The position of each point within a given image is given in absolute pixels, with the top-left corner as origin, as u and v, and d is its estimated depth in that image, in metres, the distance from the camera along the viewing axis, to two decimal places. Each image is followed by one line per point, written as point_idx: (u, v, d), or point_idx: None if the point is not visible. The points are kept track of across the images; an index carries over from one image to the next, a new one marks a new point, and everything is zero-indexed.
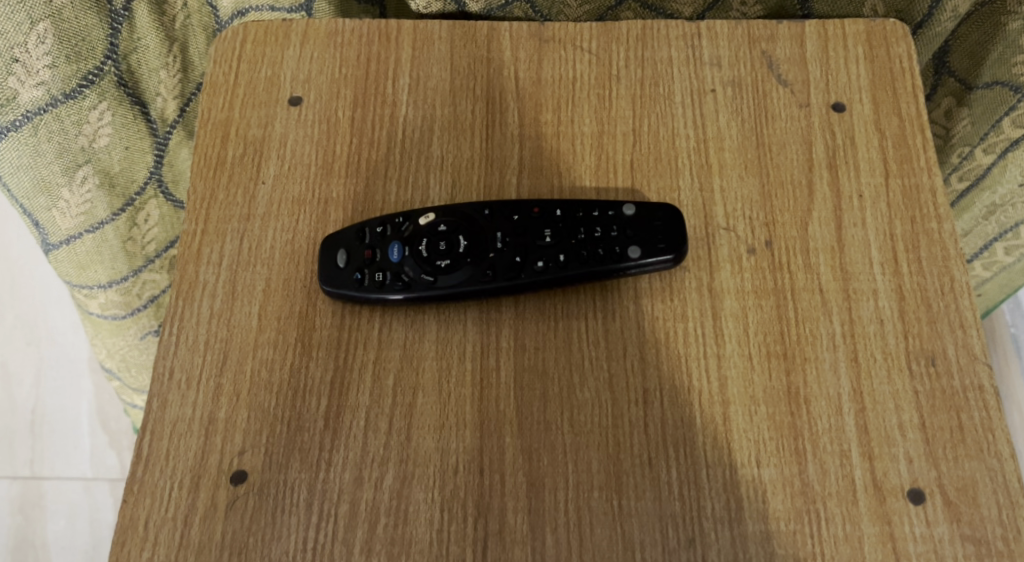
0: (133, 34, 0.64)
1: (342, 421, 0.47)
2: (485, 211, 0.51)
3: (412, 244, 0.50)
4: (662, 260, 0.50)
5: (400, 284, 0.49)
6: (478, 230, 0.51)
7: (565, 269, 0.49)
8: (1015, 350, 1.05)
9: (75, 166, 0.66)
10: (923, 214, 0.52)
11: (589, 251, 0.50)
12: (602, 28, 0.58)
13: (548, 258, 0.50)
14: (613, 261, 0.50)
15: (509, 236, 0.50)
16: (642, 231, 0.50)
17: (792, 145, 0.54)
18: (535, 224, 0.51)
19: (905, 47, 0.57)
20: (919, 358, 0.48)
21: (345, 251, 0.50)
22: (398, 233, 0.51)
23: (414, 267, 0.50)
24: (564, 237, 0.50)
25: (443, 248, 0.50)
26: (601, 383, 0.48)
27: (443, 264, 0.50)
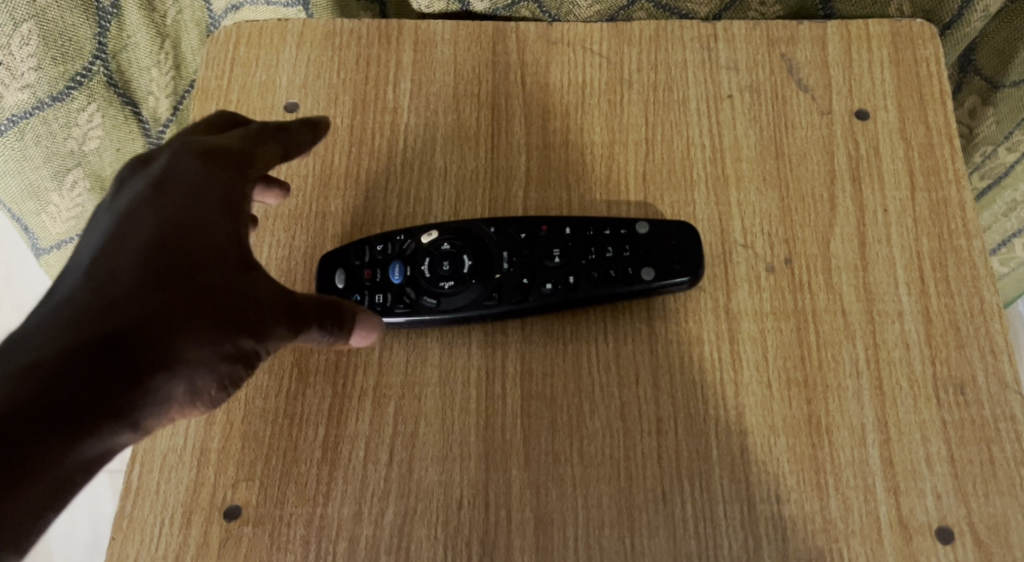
0: (122, 32, 0.60)
1: (340, 451, 0.45)
2: (490, 229, 0.48)
3: (413, 263, 0.48)
4: (678, 282, 0.47)
5: (401, 307, 0.47)
6: (482, 249, 0.48)
7: (576, 291, 0.47)
8: None
9: (65, 169, 0.64)
10: (951, 231, 0.49)
11: (599, 272, 0.47)
12: (613, 29, 0.55)
13: (556, 279, 0.47)
14: (626, 284, 0.47)
15: (516, 256, 0.48)
16: (656, 251, 0.48)
17: (813, 155, 0.52)
18: (543, 242, 0.48)
19: (932, 50, 0.54)
20: (947, 386, 0.46)
21: (344, 272, 0.48)
22: (399, 251, 0.48)
23: (416, 288, 0.47)
24: (574, 257, 0.48)
25: (446, 268, 0.48)
26: (612, 412, 0.46)
27: (446, 285, 0.47)
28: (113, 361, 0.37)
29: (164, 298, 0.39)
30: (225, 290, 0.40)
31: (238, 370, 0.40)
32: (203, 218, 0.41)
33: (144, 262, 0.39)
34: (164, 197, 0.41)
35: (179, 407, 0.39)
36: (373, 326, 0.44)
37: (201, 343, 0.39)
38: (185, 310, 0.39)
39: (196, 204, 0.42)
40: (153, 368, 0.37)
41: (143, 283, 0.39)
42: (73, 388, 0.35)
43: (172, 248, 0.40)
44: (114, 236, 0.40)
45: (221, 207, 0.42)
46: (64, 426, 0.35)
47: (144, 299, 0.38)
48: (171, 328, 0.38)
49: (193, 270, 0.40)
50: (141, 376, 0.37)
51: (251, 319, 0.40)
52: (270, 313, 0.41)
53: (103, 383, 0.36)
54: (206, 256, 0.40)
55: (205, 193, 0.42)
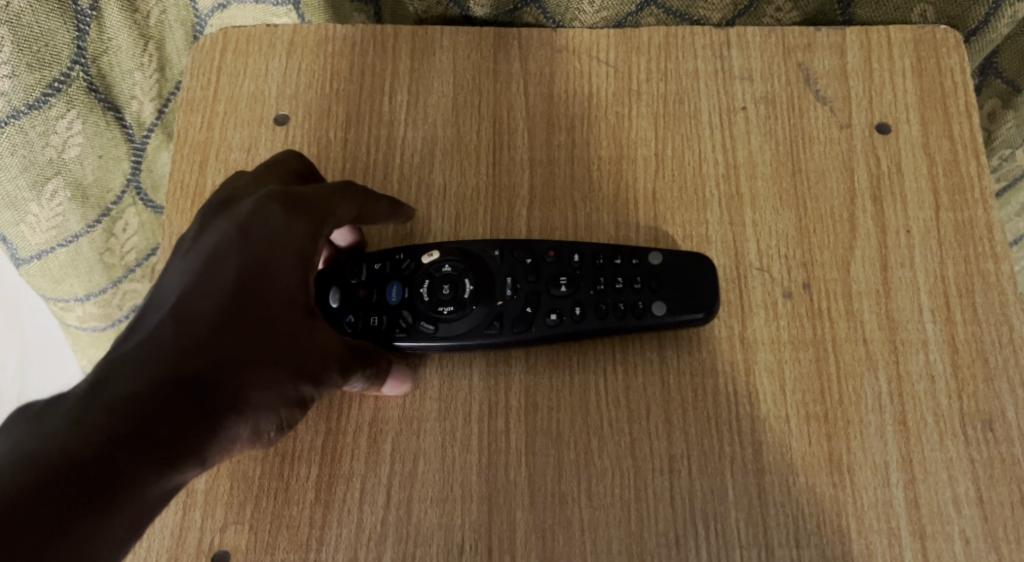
0: (102, 35, 0.57)
1: (335, 492, 0.43)
2: (495, 253, 0.46)
3: (412, 285, 0.45)
4: (694, 317, 0.44)
5: (397, 332, 0.45)
6: (485, 273, 0.45)
7: (582, 323, 0.44)
8: None
9: (44, 179, 0.61)
10: (978, 254, 0.47)
11: (607, 303, 0.45)
12: (620, 36, 0.53)
13: (562, 309, 0.45)
14: (635, 318, 0.44)
15: (520, 282, 0.45)
16: (668, 285, 0.45)
17: (832, 172, 0.49)
18: (550, 269, 0.45)
19: (957, 58, 0.51)
20: (975, 422, 0.43)
21: (338, 290, 0.45)
22: (397, 271, 0.46)
23: (412, 311, 0.45)
24: (582, 287, 0.45)
25: (446, 292, 0.45)
26: (621, 449, 0.43)
27: (446, 312, 0.45)
28: (196, 400, 0.37)
29: (243, 345, 0.39)
30: (294, 340, 0.40)
31: (295, 412, 0.41)
32: (282, 264, 0.41)
33: (225, 304, 0.39)
34: (248, 241, 0.40)
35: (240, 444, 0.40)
36: (406, 381, 0.44)
37: (268, 388, 0.39)
38: (261, 357, 0.39)
39: (278, 252, 0.41)
40: (227, 409, 0.38)
41: (225, 326, 0.39)
42: (161, 423, 0.36)
43: (253, 295, 0.40)
44: (196, 275, 0.39)
45: (294, 270, 0.41)
46: (153, 460, 0.35)
47: (225, 343, 0.38)
48: (246, 373, 0.39)
49: (270, 318, 0.40)
50: (218, 415, 0.38)
51: (313, 367, 0.41)
52: (329, 362, 0.42)
53: (187, 421, 0.37)
54: (282, 305, 0.40)
55: (286, 243, 0.41)
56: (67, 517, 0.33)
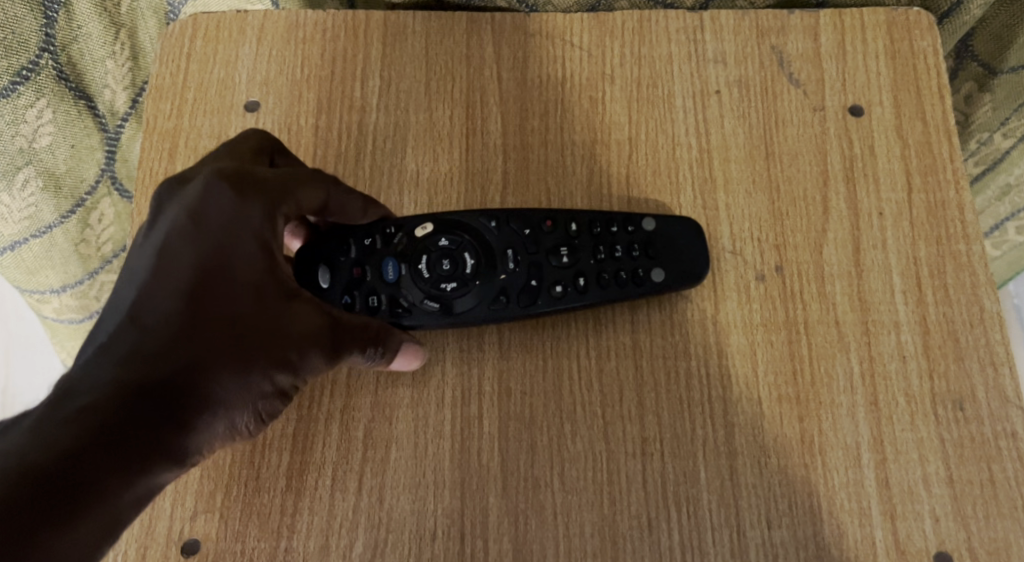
0: (72, 23, 0.56)
1: (306, 480, 0.43)
2: (490, 224, 0.45)
3: (409, 261, 0.45)
4: (679, 286, 0.45)
5: (399, 311, 0.44)
6: (484, 246, 0.45)
7: (587, 293, 0.45)
8: (1019, 321, 0.96)
9: (14, 169, 0.60)
10: (950, 234, 0.47)
11: (608, 272, 0.45)
12: (594, 20, 0.53)
13: (565, 281, 0.45)
14: (636, 288, 0.45)
15: (521, 254, 0.45)
16: (665, 251, 0.46)
17: (804, 155, 0.49)
18: (549, 239, 0.45)
19: (930, 40, 0.51)
20: (945, 402, 0.43)
21: (329, 270, 0.45)
22: (389, 246, 0.45)
23: (412, 288, 0.44)
24: (580, 254, 0.45)
25: (446, 268, 0.45)
26: (594, 433, 0.43)
27: (447, 288, 0.44)
28: (163, 405, 0.37)
29: (208, 341, 0.38)
30: (263, 329, 0.40)
31: (274, 405, 0.41)
32: (238, 252, 0.40)
33: (189, 299, 0.39)
34: (203, 231, 0.40)
35: (222, 443, 0.40)
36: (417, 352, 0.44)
37: (240, 384, 0.39)
38: (227, 353, 0.39)
39: (235, 237, 0.40)
40: (197, 412, 0.38)
41: (190, 323, 0.38)
42: (129, 430, 0.36)
43: (211, 288, 0.39)
44: (154, 272, 0.39)
45: (257, 257, 0.40)
46: (122, 468, 0.35)
47: (192, 341, 0.38)
48: (215, 369, 0.38)
49: (234, 310, 0.39)
50: (188, 416, 0.38)
51: (286, 355, 0.40)
52: (308, 349, 0.41)
53: (158, 424, 0.36)
54: (245, 295, 0.40)
55: (241, 226, 0.40)
56: (29, 533, 0.32)
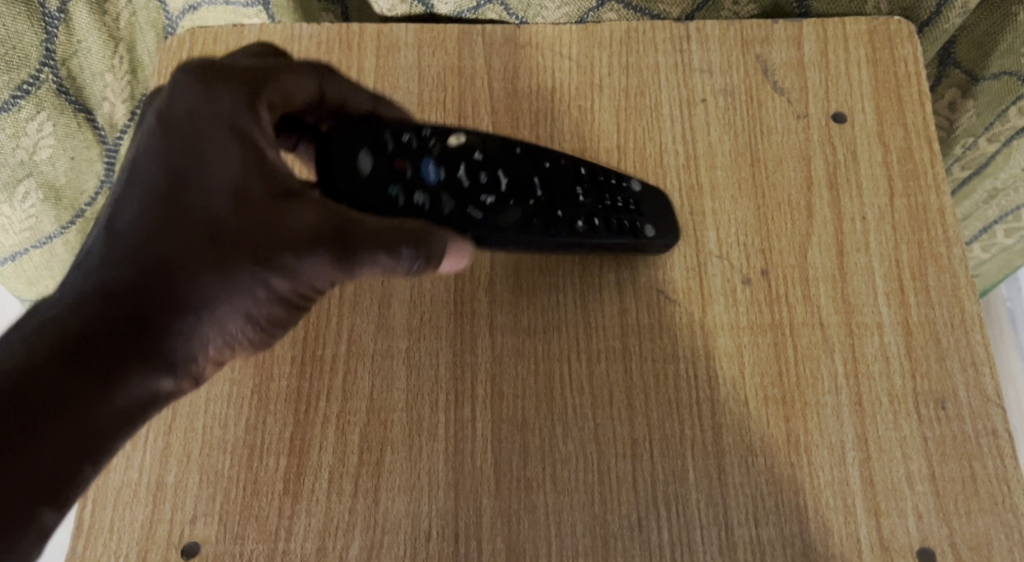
0: (71, 37, 0.57)
1: (303, 483, 0.44)
2: (517, 149, 0.47)
3: (448, 168, 0.45)
4: (667, 243, 0.48)
5: (439, 214, 0.43)
6: (515, 168, 0.46)
7: (597, 235, 0.46)
8: (1011, 322, 0.97)
9: (15, 181, 0.61)
10: (931, 237, 0.48)
11: (614, 220, 0.47)
12: (583, 31, 0.54)
13: (581, 217, 0.46)
14: (631, 235, 0.47)
15: (547, 183, 0.46)
16: (651, 209, 0.48)
17: (788, 161, 0.50)
18: (567, 176, 0.47)
19: (911, 48, 0.52)
20: (928, 401, 0.44)
21: (370, 157, 0.43)
22: (426, 149, 0.45)
23: (451, 192, 0.44)
24: (592, 192, 0.47)
25: (484, 179, 0.45)
26: (585, 434, 0.44)
27: (485, 199, 0.45)
28: (129, 322, 0.38)
29: (183, 240, 0.39)
30: (241, 223, 0.39)
31: (272, 310, 0.41)
32: (211, 148, 0.40)
33: (164, 196, 0.39)
34: (174, 130, 0.40)
35: (222, 345, 0.41)
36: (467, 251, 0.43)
37: (223, 281, 0.39)
38: (204, 251, 0.39)
39: (212, 131, 0.40)
40: (173, 320, 0.38)
41: (167, 224, 0.39)
42: (106, 343, 0.38)
43: (184, 186, 0.39)
44: (129, 177, 0.40)
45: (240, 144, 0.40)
46: (99, 384, 0.37)
47: (167, 241, 0.39)
48: (191, 269, 0.39)
49: (211, 208, 0.39)
50: (170, 320, 0.38)
51: (270, 251, 0.39)
52: (307, 252, 0.40)
53: (136, 333, 0.38)
54: (219, 188, 0.39)
55: (219, 119, 0.41)
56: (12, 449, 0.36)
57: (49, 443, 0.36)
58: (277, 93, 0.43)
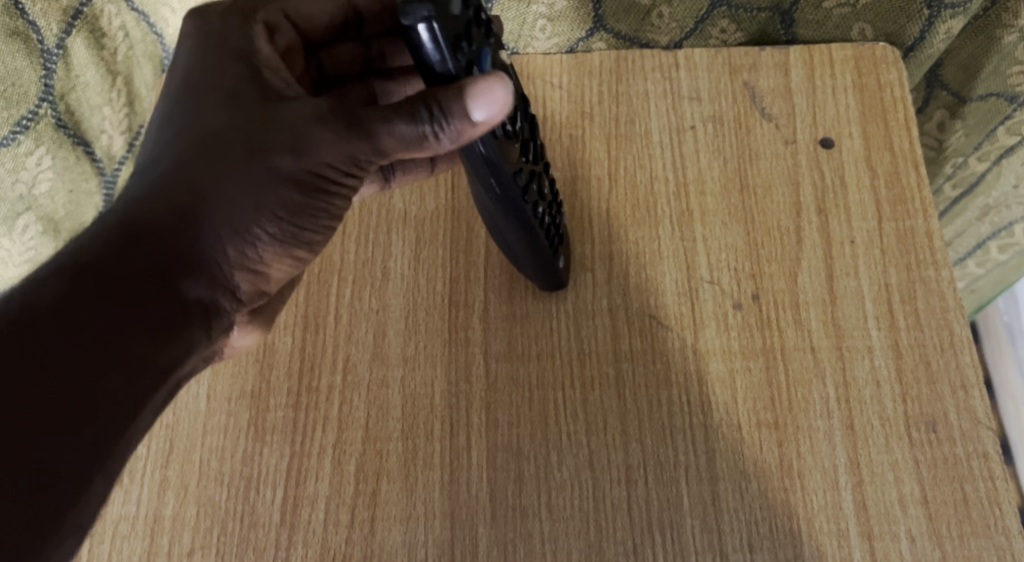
0: (70, 73, 0.57)
1: (299, 514, 0.44)
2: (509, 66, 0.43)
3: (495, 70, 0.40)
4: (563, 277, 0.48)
5: None
6: (522, 117, 0.43)
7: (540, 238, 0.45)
8: (1007, 338, 0.93)
9: (14, 216, 0.60)
10: (919, 261, 0.48)
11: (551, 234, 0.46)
12: (573, 61, 0.55)
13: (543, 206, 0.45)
14: (553, 253, 0.46)
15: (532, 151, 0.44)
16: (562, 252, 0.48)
17: (777, 187, 0.51)
18: (538, 162, 0.45)
19: (896, 74, 0.53)
20: (919, 424, 0.45)
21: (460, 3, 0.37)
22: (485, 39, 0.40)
23: None
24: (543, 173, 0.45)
25: (511, 104, 0.41)
26: (580, 461, 0.45)
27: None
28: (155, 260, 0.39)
29: (186, 152, 0.40)
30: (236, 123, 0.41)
31: (288, 200, 0.41)
32: (209, 69, 0.42)
33: (168, 124, 0.42)
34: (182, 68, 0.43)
35: (248, 251, 0.42)
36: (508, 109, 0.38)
37: (226, 178, 0.40)
38: (204, 154, 0.40)
39: (205, 56, 0.43)
40: (182, 237, 0.39)
41: (169, 141, 0.41)
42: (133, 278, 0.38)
43: (188, 107, 0.42)
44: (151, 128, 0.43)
45: (231, 57, 0.42)
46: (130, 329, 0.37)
47: (171, 158, 0.41)
48: (193, 172, 0.40)
49: (207, 120, 0.41)
50: (180, 232, 0.39)
51: (267, 140, 0.40)
52: (305, 134, 0.40)
53: (154, 257, 0.39)
54: (214, 101, 0.41)
55: (211, 43, 0.43)
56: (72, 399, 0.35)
57: (95, 390, 0.36)
58: (278, 14, 0.45)
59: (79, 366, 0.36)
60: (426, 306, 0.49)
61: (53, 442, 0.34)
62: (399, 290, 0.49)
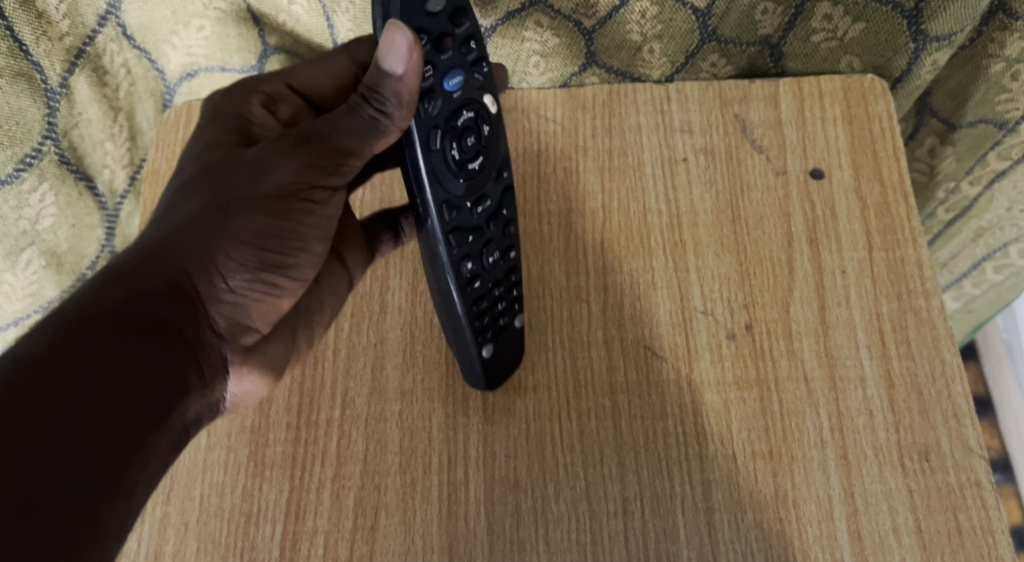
0: (72, 110, 0.56)
1: (299, 549, 0.44)
2: (493, 108, 0.45)
3: (466, 96, 0.44)
4: (494, 370, 0.47)
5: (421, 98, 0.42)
6: (488, 171, 0.45)
7: (466, 294, 0.45)
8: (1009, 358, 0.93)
9: (18, 250, 0.60)
10: (909, 290, 0.49)
11: (487, 308, 0.46)
12: (566, 95, 0.56)
13: (483, 276, 0.46)
14: (474, 333, 0.46)
15: (485, 210, 0.45)
16: (504, 353, 0.47)
17: (768, 218, 0.51)
18: (502, 238, 0.47)
19: (884, 105, 0.54)
20: (912, 453, 0.45)
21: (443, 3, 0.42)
22: (468, 68, 0.43)
23: (441, 100, 0.43)
24: (497, 237, 0.46)
25: (468, 140, 0.44)
26: (577, 493, 0.45)
27: (445, 120, 0.43)
28: (150, 304, 0.40)
29: (175, 199, 0.44)
30: (217, 167, 0.44)
31: (257, 227, 0.44)
32: (210, 124, 0.47)
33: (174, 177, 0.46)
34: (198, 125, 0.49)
35: (220, 283, 0.43)
36: (417, 54, 0.41)
37: (201, 212, 0.43)
38: (187, 197, 0.44)
39: (212, 112, 0.48)
40: (165, 273, 0.41)
41: (169, 188, 0.45)
42: (135, 323, 0.39)
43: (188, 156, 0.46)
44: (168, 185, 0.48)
45: (225, 117, 0.47)
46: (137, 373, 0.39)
47: (163, 202, 0.44)
48: (177, 211, 0.43)
49: (193, 168, 0.45)
50: (161, 266, 0.41)
51: (240, 170, 0.44)
52: (271, 162, 0.44)
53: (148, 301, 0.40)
54: (207, 149, 0.45)
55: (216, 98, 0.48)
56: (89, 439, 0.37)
57: (95, 437, 0.37)
58: (281, 86, 0.49)
59: (77, 414, 0.37)
60: (424, 339, 0.49)
61: (70, 484, 0.36)
62: (397, 323, 0.50)
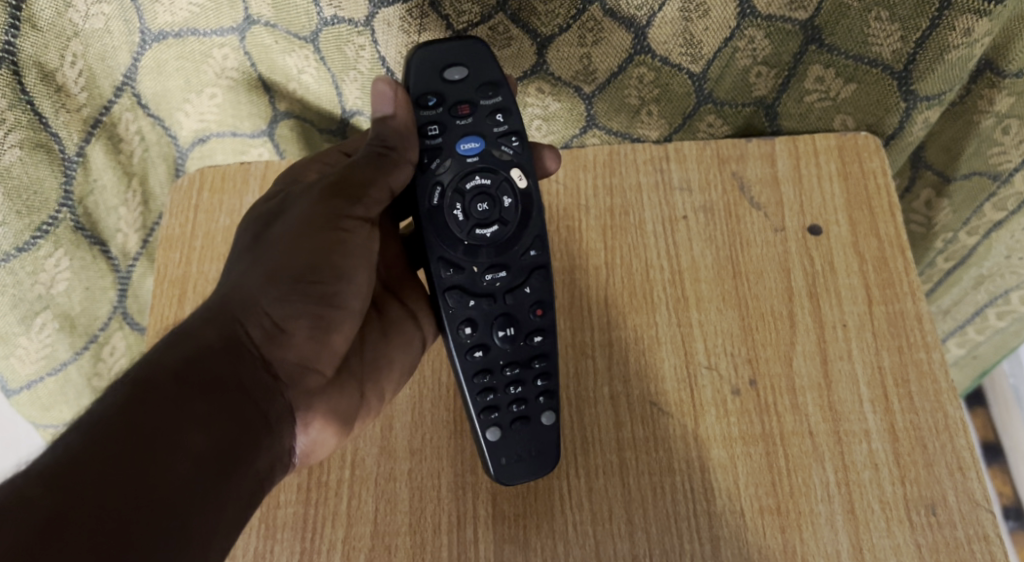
0: (88, 177, 0.57)
1: None
2: (523, 183, 0.49)
3: (484, 164, 0.48)
4: (509, 458, 0.47)
5: (428, 158, 0.48)
6: (507, 245, 0.48)
7: (470, 362, 0.48)
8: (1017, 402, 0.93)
9: (32, 313, 0.60)
10: (909, 344, 0.50)
11: (498, 383, 0.48)
12: (568, 155, 0.57)
13: (490, 347, 0.48)
14: (479, 410, 0.47)
15: (500, 281, 0.48)
16: (519, 437, 0.47)
17: (768, 272, 0.52)
18: (525, 317, 0.48)
19: (878, 162, 0.55)
20: (918, 507, 0.46)
21: (462, 73, 0.48)
22: (490, 139, 0.48)
23: (452, 164, 0.48)
24: (519, 315, 0.48)
25: (478, 204, 0.48)
26: (586, 552, 0.46)
27: (453, 181, 0.48)
28: (212, 359, 0.43)
29: (231, 261, 0.48)
30: (260, 222, 0.48)
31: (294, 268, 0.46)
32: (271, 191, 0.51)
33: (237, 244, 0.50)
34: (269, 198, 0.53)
35: (269, 322, 0.45)
36: (400, 97, 0.48)
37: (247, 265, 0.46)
38: (236, 255, 0.48)
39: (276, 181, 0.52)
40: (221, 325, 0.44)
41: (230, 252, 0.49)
42: (201, 376, 0.42)
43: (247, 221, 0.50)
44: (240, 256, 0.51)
45: (286, 180, 0.51)
46: (208, 424, 0.41)
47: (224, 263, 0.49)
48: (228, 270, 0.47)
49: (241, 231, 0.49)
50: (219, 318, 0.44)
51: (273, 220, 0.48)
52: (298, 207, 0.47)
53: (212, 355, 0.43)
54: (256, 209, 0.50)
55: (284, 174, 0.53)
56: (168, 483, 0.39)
57: (170, 488, 0.39)
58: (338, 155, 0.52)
59: (153, 465, 0.39)
60: (432, 398, 0.50)
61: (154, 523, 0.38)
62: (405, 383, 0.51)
